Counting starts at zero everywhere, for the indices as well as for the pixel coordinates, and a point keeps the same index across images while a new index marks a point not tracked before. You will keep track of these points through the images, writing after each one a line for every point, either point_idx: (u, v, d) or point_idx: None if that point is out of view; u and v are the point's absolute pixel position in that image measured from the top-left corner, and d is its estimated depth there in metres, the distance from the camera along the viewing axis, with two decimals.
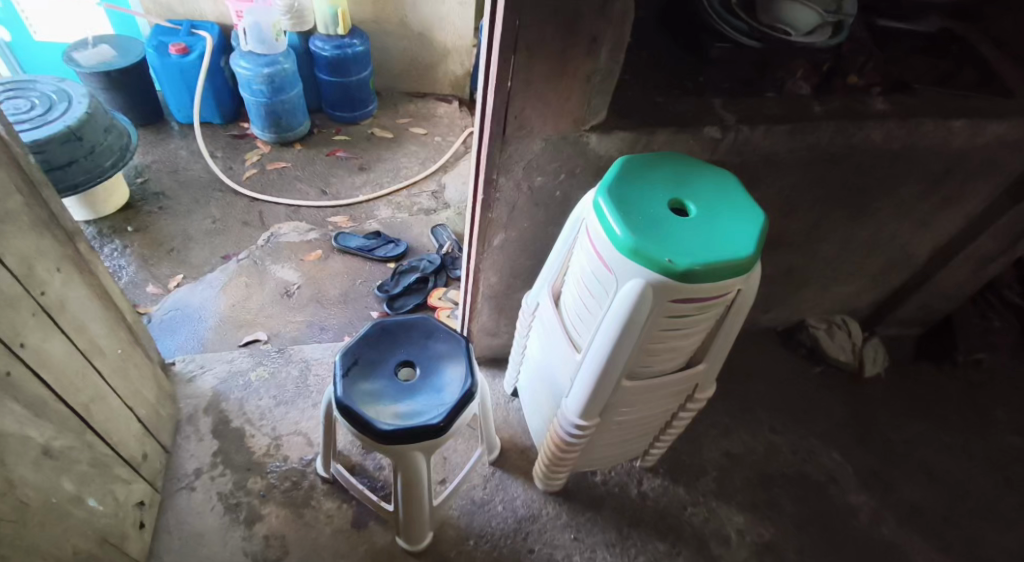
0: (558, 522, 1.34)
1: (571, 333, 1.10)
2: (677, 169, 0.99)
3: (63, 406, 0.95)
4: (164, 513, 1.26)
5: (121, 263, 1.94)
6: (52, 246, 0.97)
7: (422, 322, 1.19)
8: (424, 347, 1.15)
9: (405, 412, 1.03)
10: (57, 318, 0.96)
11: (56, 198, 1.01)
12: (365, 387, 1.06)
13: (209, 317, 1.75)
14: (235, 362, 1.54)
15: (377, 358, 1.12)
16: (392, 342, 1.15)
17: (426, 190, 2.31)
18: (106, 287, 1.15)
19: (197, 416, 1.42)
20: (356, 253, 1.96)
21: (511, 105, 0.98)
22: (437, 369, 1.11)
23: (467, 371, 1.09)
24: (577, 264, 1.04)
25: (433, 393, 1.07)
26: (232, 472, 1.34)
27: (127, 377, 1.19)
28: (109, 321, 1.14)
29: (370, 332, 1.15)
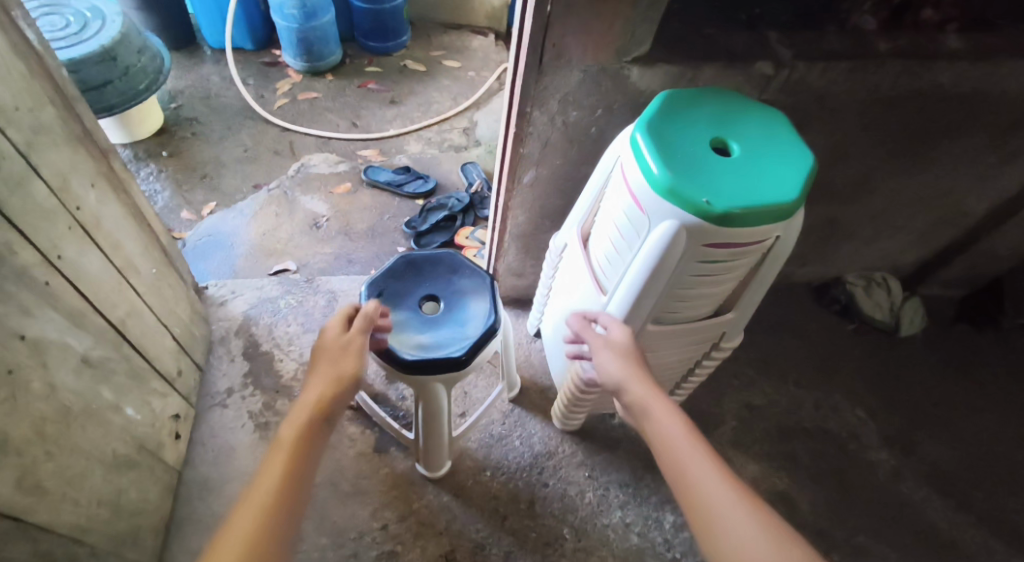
0: (573, 460, 1.38)
1: (598, 274, 1.08)
2: (723, 106, 0.94)
3: (100, 319, 0.98)
4: (198, 426, 1.33)
5: (156, 187, 1.97)
6: (88, 166, 0.98)
7: (447, 258, 1.17)
8: (449, 282, 1.14)
9: (427, 343, 1.04)
10: (92, 235, 0.97)
11: (90, 114, 1.01)
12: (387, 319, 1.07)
13: (240, 244, 1.77)
14: (265, 289, 1.58)
15: (402, 290, 1.12)
16: (417, 275, 1.15)
17: (457, 126, 2.25)
18: (139, 205, 1.16)
19: (228, 338, 1.47)
20: (385, 188, 1.94)
21: (549, 31, 0.92)
22: (460, 304, 1.11)
23: (491, 308, 1.09)
24: (609, 205, 1.00)
25: (455, 328, 1.07)
26: (262, 392, 1.40)
27: (162, 295, 1.22)
28: (144, 240, 1.17)
29: (394, 265, 1.15)
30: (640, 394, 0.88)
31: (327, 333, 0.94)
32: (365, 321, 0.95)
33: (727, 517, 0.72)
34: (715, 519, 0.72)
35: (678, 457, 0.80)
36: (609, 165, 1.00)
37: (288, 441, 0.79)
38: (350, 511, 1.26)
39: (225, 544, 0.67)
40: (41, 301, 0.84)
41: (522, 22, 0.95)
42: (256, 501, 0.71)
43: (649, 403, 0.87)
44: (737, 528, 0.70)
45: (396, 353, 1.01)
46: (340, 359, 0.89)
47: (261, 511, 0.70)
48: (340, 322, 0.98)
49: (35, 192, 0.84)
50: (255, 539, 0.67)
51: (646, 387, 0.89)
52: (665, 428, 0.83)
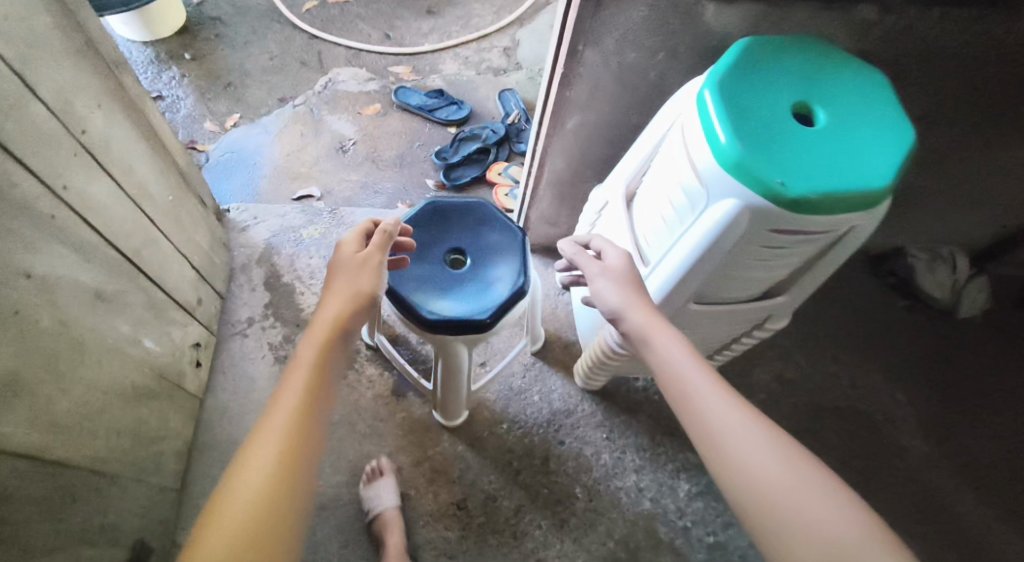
0: (592, 420, 1.35)
1: (641, 241, 0.99)
2: (813, 63, 0.79)
3: (113, 252, 0.91)
4: (219, 354, 1.32)
5: (178, 94, 1.87)
6: (92, 80, 0.89)
7: (477, 207, 1.08)
8: (477, 235, 1.06)
9: (450, 303, 0.98)
10: (101, 159, 0.90)
11: (96, 22, 0.91)
12: (408, 272, 1.00)
13: (264, 165, 1.69)
14: (288, 218, 1.52)
15: (426, 240, 1.04)
16: (443, 225, 1.06)
17: (497, 45, 2.06)
18: (152, 125, 1.08)
19: (250, 266, 1.44)
20: (415, 111, 1.81)
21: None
22: (487, 262, 1.03)
23: (520, 269, 1.02)
24: (662, 169, 0.89)
25: (481, 288, 1.00)
26: (282, 325, 1.38)
27: (179, 222, 1.16)
28: (158, 163, 1.09)
29: (420, 212, 1.06)
30: (642, 320, 0.83)
31: (340, 252, 0.86)
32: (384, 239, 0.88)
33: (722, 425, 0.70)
34: (722, 443, 0.68)
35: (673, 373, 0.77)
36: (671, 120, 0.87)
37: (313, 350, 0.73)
38: (365, 451, 1.26)
39: (260, 451, 0.62)
40: (46, 235, 0.76)
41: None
42: (287, 409, 0.66)
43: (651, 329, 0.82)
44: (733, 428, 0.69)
45: (417, 313, 0.96)
46: (358, 277, 0.83)
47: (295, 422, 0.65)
48: (352, 241, 0.90)
49: (32, 113, 0.75)
50: (295, 448, 0.63)
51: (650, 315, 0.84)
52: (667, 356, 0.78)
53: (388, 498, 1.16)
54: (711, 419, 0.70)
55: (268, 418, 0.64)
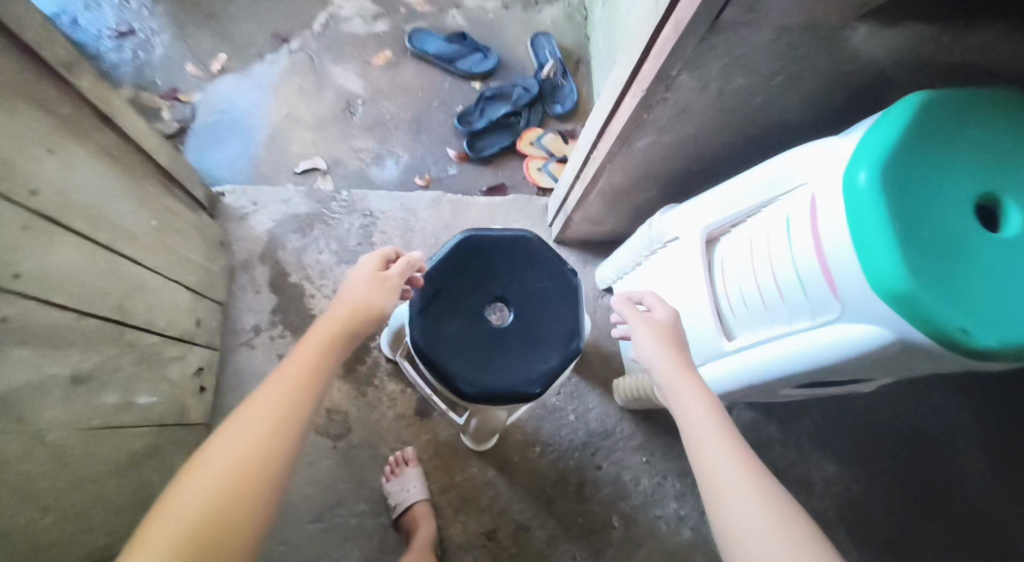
0: (631, 442, 1.27)
1: (724, 305, 0.82)
2: (1006, 129, 0.58)
3: (92, 321, 0.76)
4: (226, 368, 1.20)
5: (151, 27, 1.57)
6: (34, 111, 0.68)
7: (522, 244, 0.90)
8: (521, 281, 0.89)
9: (495, 369, 0.84)
10: (64, 217, 0.71)
11: (37, 22, 0.68)
12: (445, 331, 0.85)
13: (259, 129, 1.45)
14: (292, 204, 1.31)
15: (462, 288, 0.87)
16: (481, 268, 0.88)
17: None
18: (123, 137, 0.86)
19: (252, 264, 1.27)
20: (434, 61, 1.53)
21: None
22: (537, 316, 0.88)
23: (574, 327, 0.88)
24: (769, 239, 0.70)
25: (531, 350, 0.86)
26: (293, 334, 1.24)
27: (172, 247, 0.97)
28: (137, 184, 0.89)
29: (455, 251, 0.88)
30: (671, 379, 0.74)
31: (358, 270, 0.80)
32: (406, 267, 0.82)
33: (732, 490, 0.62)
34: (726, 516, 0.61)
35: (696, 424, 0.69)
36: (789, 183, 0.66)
37: (303, 361, 0.69)
38: None
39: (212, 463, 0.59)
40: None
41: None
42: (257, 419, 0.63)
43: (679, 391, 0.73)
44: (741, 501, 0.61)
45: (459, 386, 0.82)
46: (366, 290, 0.77)
47: (262, 434, 0.62)
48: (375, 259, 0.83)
49: None
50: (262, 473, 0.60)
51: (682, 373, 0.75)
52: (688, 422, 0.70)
53: (414, 489, 1.14)
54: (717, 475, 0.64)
55: (231, 422, 0.62)
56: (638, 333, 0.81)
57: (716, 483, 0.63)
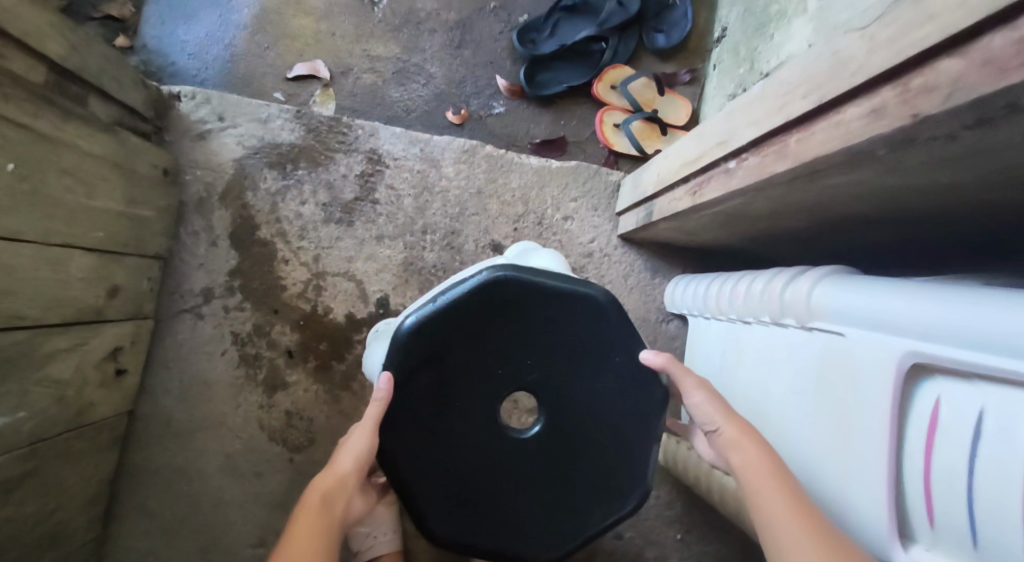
0: (666, 513, 0.99)
1: (921, 492, 0.46)
2: None
3: None
4: (161, 340, 0.89)
5: None
6: None
7: (590, 315, 0.57)
8: (572, 371, 0.57)
9: (492, 510, 0.58)
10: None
11: None
12: (431, 433, 0.57)
13: (247, 5, 1.05)
14: (272, 127, 0.94)
15: (471, 365, 0.56)
16: (511, 338, 0.56)
17: None
18: None
19: (209, 205, 0.92)
20: None
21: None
22: (584, 439, 0.58)
23: (632, 458, 0.59)
24: None
25: (559, 492, 0.59)
26: (254, 308, 0.91)
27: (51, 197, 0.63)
28: None
29: (473, 303, 0.55)
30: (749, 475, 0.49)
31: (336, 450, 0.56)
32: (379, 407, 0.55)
33: None
34: None
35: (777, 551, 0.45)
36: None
37: None
38: None
39: None
40: None
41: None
42: None
43: (755, 477, 0.49)
44: None
45: (431, 528, 0.57)
46: (340, 452, 0.54)
47: None
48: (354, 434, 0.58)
49: None
50: None
51: (756, 446, 0.51)
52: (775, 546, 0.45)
53: (384, 538, 0.86)
54: None
55: None
56: (695, 398, 0.55)
57: None
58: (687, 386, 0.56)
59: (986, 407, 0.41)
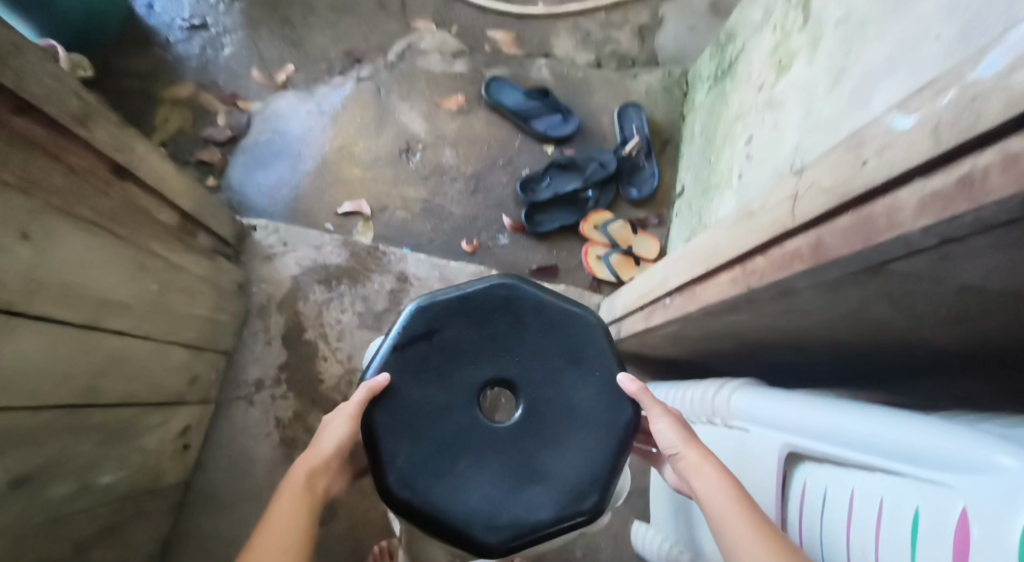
0: None
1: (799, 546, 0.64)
2: None
3: (49, 414, 0.64)
4: (218, 421, 1.08)
5: (224, 28, 1.49)
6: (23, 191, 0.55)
7: (577, 327, 0.67)
8: (551, 368, 0.65)
9: (444, 479, 0.61)
10: (29, 303, 0.58)
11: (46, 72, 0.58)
12: (412, 399, 0.63)
13: (310, 157, 1.35)
14: (324, 251, 1.19)
15: (466, 347, 0.65)
16: (504, 331, 0.66)
17: (631, 20, 1.55)
18: (137, 197, 0.76)
19: (269, 312, 1.15)
20: (508, 117, 1.39)
21: (997, 246, 0.34)
22: (550, 429, 0.64)
23: (590, 461, 0.63)
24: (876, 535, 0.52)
25: (511, 472, 0.62)
26: (296, 397, 1.11)
27: (171, 309, 0.86)
28: (142, 250, 0.77)
29: (482, 295, 0.67)
30: (699, 483, 0.57)
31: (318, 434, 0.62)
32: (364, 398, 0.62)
33: None
34: None
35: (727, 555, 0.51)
36: (934, 473, 0.46)
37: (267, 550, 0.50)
38: None
39: None
40: None
41: (901, 173, 0.36)
42: None
43: (733, 496, 0.54)
44: None
45: (387, 477, 0.61)
46: (324, 432, 0.61)
47: None
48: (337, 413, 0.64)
49: None
50: None
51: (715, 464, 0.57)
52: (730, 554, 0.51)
53: None
54: None
55: None
56: (662, 422, 0.62)
57: None
58: (653, 414, 0.63)
59: (827, 485, 0.60)
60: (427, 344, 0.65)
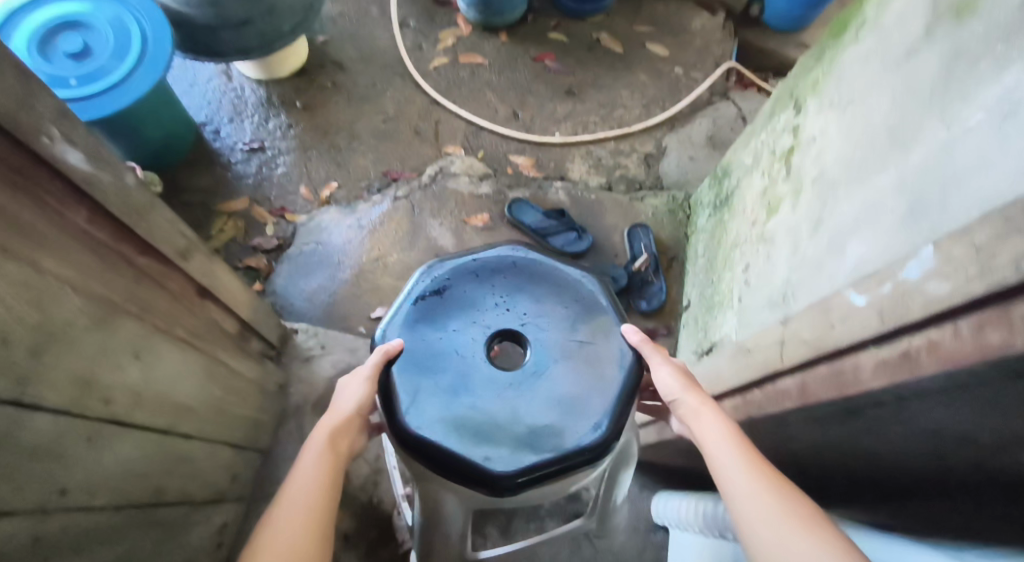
0: None
1: None
2: None
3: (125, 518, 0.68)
4: (248, 519, 1.13)
5: (279, 150, 1.69)
6: (145, 322, 0.65)
7: (579, 285, 0.78)
8: (557, 322, 0.75)
9: (457, 413, 0.68)
10: (130, 415, 0.64)
11: (167, 222, 0.70)
12: (425, 342, 0.73)
13: (348, 266, 1.50)
14: (358, 355, 1.29)
15: (475, 300, 0.76)
16: (513, 288, 0.77)
17: (638, 150, 1.75)
18: (215, 316, 0.87)
19: (304, 412, 1.23)
20: (528, 233, 1.54)
21: (939, 418, 0.44)
22: (554, 372, 0.71)
23: (596, 399, 0.70)
24: None
25: (522, 407, 0.68)
26: None
27: (227, 414, 0.94)
28: (214, 363, 0.86)
29: (491, 260, 0.80)
30: (698, 413, 0.66)
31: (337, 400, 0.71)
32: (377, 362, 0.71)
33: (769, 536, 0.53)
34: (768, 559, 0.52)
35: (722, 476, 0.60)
36: None
37: (292, 494, 0.60)
38: None
39: None
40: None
41: (862, 344, 0.48)
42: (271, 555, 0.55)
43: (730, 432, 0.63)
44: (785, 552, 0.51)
45: (398, 414, 0.68)
46: (343, 394, 0.71)
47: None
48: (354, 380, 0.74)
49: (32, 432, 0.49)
50: None
51: (711, 413, 0.65)
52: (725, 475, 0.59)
53: None
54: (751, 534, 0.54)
55: None
56: (662, 370, 0.71)
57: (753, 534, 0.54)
58: (654, 362, 0.72)
59: None
60: (442, 298, 0.76)
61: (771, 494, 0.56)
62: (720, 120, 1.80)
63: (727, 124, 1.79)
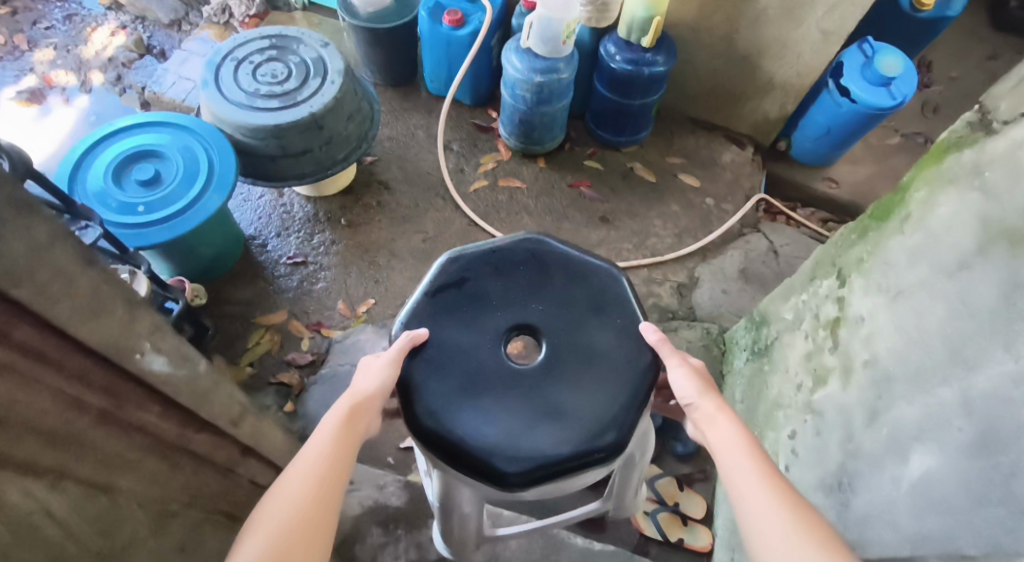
0: None
1: None
2: None
3: None
4: None
5: (321, 265, 1.75)
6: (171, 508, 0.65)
7: (600, 283, 0.88)
8: (573, 317, 0.85)
9: (465, 408, 0.77)
10: None
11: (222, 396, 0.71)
12: (450, 328, 0.84)
13: None
14: (386, 491, 1.25)
15: (494, 287, 0.87)
16: (533, 278, 0.88)
17: (671, 279, 1.79)
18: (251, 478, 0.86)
19: None
20: None
21: None
22: (568, 366, 0.80)
23: (605, 396, 0.79)
24: None
25: (535, 397, 0.78)
26: None
27: None
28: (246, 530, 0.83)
29: (515, 250, 0.91)
30: (711, 411, 0.76)
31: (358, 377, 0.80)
32: (404, 348, 0.81)
33: (757, 511, 0.64)
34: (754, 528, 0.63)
35: (729, 471, 0.69)
36: None
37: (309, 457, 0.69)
38: None
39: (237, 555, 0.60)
40: None
41: None
42: (290, 503, 0.64)
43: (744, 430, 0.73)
44: (764, 522, 0.63)
45: (420, 404, 0.78)
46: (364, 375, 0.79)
47: (314, 514, 0.64)
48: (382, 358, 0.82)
49: None
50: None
51: (726, 419, 0.74)
52: (730, 466, 0.70)
53: None
54: (745, 509, 0.65)
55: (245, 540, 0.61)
56: (679, 372, 0.80)
57: (748, 508, 0.65)
58: (670, 361, 0.81)
59: None
60: (463, 286, 0.87)
61: (768, 480, 0.66)
62: (752, 253, 1.83)
63: (759, 257, 1.82)
